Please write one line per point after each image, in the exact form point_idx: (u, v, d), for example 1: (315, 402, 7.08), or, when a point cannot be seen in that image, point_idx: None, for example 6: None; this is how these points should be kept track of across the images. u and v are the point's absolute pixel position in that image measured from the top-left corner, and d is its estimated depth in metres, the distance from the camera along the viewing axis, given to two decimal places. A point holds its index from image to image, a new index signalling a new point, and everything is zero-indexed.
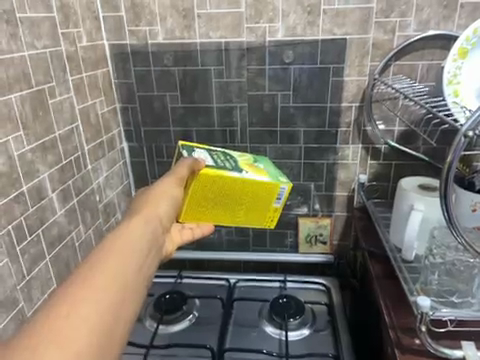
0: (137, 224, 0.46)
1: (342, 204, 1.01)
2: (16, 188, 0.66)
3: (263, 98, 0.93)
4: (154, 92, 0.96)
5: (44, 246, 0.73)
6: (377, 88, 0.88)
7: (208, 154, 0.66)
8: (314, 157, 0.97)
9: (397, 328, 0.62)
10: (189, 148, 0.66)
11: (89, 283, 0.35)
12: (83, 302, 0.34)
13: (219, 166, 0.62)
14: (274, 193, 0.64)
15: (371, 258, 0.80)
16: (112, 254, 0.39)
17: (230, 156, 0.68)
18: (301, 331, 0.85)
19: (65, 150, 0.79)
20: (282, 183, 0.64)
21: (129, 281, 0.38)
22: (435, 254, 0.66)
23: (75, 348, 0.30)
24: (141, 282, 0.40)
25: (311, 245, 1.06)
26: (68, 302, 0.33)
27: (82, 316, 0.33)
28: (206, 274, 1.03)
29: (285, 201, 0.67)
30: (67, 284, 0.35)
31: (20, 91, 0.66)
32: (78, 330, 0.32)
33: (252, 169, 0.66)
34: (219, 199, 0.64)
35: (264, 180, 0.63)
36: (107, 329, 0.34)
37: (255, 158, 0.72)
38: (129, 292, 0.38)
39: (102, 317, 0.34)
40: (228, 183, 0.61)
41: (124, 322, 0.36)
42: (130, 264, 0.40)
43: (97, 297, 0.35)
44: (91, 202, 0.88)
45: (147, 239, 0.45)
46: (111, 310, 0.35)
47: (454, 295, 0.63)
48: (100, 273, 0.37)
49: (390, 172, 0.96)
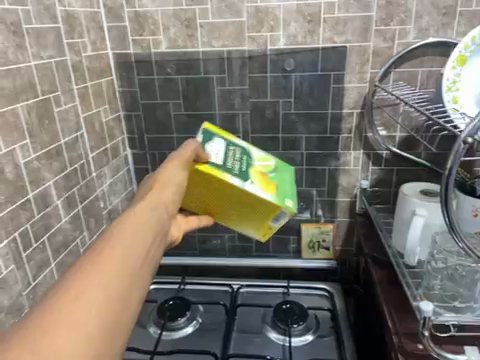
0: (144, 206, 0.46)
1: (344, 210, 1.02)
2: (23, 196, 0.67)
3: (265, 105, 0.94)
4: (157, 100, 0.98)
5: (49, 253, 0.74)
6: (377, 95, 0.89)
7: (223, 149, 0.67)
8: (316, 163, 0.98)
9: (400, 333, 0.62)
10: (208, 137, 0.68)
11: (97, 265, 0.36)
12: (92, 283, 0.34)
13: (225, 168, 0.63)
14: (274, 212, 0.65)
15: (374, 263, 0.81)
16: (122, 236, 0.40)
17: (247, 159, 0.69)
18: (305, 337, 0.85)
19: (71, 157, 0.80)
20: (283, 206, 0.64)
21: (137, 262, 0.39)
22: (437, 259, 0.66)
23: (86, 330, 0.31)
24: (149, 264, 0.41)
25: (314, 251, 1.06)
26: (78, 284, 0.34)
27: (91, 298, 0.33)
28: (210, 280, 1.03)
29: (283, 223, 0.67)
30: (76, 266, 0.35)
31: (27, 100, 0.68)
32: (89, 311, 0.32)
33: (262, 182, 0.66)
34: (218, 199, 0.65)
35: (266, 198, 0.63)
36: (116, 311, 0.34)
37: (275, 170, 0.72)
38: (139, 275, 0.39)
39: (111, 299, 0.34)
40: (228, 187, 0.62)
41: (133, 304, 0.37)
42: (137, 246, 0.40)
43: (106, 278, 0.35)
44: (95, 209, 0.89)
45: (154, 221, 0.45)
46: (120, 292, 0.35)
47: (456, 300, 0.63)
48: (110, 255, 0.37)
49: (392, 178, 0.97)
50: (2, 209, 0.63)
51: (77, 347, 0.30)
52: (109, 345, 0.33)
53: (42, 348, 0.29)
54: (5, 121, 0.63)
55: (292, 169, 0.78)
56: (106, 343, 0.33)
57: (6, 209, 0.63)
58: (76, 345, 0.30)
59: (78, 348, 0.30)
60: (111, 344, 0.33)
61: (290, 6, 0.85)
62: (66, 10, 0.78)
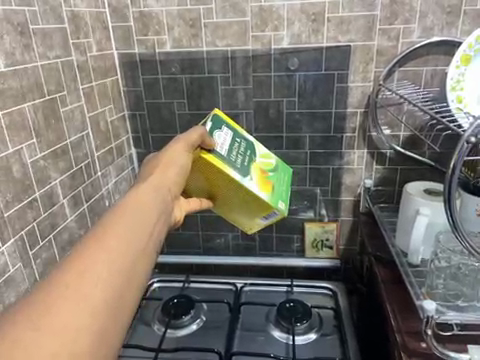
0: (147, 190, 0.47)
1: (348, 209, 1.02)
2: (29, 195, 0.68)
3: (269, 104, 0.95)
4: (161, 100, 0.98)
5: (56, 251, 0.75)
6: (381, 94, 0.89)
7: (230, 139, 0.66)
8: (319, 162, 0.98)
9: (403, 332, 0.62)
10: (218, 123, 0.67)
11: (101, 244, 0.37)
12: (96, 262, 0.35)
13: (228, 160, 0.63)
14: (266, 211, 0.67)
15: (377, 262, 0.81)
16: (126, 218, 0.41)
17: (251, 153, 0.69)
18: (308, 335, 0.86)
19: (76, 156, 0.81)
20: (276, 208, 0.66)
21: (140, 242, 0.40)
22: (440, 258, 0.66)
23: (90, 305, 0.32)
24: (152, 245, 0.42)
25: (318, 250, 1.06)
26: (81, 263, 0.35)
27: (96, 275, 0.34)
28: (214, 278, 1.04)
29: (272, 221, 0.70)
30: (80, 246, 0.36)
31: (33, 100, 0.68)
32: (94, 287, 0.33)
33: (260, 179, 0.67)
34: (216, 188, 0.66)
35: (262, 197, 0.64)
36: (120, 287, 0.35)
37: (275, 168, 0.72)
38: (143, 255, 0.40)
39: (115, 276, 0.35)
40: (227, 180, 0.63)
41: (137, 283, 0.38)
42: (140, 227, 0.41)
43: (110, 257, 0.36)
44: (100, 207, 0.90)
45: (156, 205, 0.46)
46: (124, 270, 0.36)
47: (459, 298, 0.63)
48: (114, 236, 0.38)
49: (396, 177, 0.97)
50: (10, 207, 0.64)
51: (83, 320, 0.31)
52: (114, 320, 0.34)
53: (49, 323, 0.30)
54: (12, 120, 0.64)
55: (291, 171, 0.79)
56: (111, 318, 0.34)
57: (13, 207, 0.64)
58: (82, 319, 0.31)
59: (84, 322, 0.31)
60: (116, 319, 0.34)
61: (294, 6, 0.85)
62: (72, 10, 0.79)
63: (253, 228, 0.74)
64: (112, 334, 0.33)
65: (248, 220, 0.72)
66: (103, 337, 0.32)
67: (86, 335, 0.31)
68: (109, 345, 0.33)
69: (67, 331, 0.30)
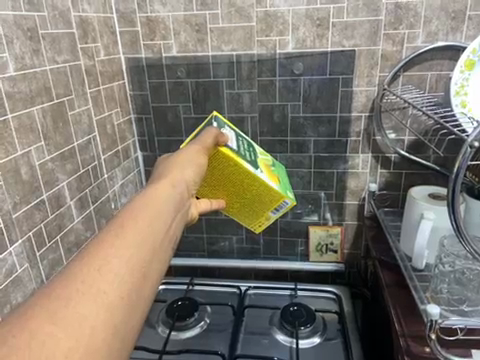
0: (164, 187, 0.48)
1: (352, 213, 1.02)
2: (37, 196, 0.69)
3: (273, 108, 0.95)
4: (167, 103, 0.99)
5: (62, 253, 0.76)
6: (386, 98, 0.90)
7: (235, 136, 0.69)
8: (324, 166, 0.99)
9: (407, 336, 0.62)
10: (220, 123, 0.69)
11: (119, 241, 0.37)
12: (113, 258, 0.36)
13: (241, 153, 0.66)
14: (277, 202, 0.70)
15: (381, 266, 0.80)
16: (143, 215, 0.42)
17: (254, 150, 0.72)
18: (312, 339, 0.86)
19: (83, 159, 0.82)
20: (287, 197, 0.70)
21: (156, 241, 0.41)
22: (445, 262, 0.66)
23: (105, 302, 0.33)
24: (166, 244, 0.43)
25: (322, 253, 1.06)
26: (99, 259, 0.35)
27: (113, 272, 0.35)
28: (218, 281, 1.04)
29: (282, 214, 0.73)
30: (100, 240, 0.37)
31: (42, 104, 0.70)
32: (111, 284, 0.34)
33: (268, 173, 0.70)
34: (228, 184, 0.67)
35: (275, 187, 0.68)
36: (136, 285, 0.36)
37: (274, 165, 0.77)
38: (157, 253, 0.40)
39: (131, 275, 0.36)
40: (243, 173, 0.65)
41: (151, 280, 0.39)
42: (158, 226, 0.42)
43: (128, 255, 0.37)
44: (106, 209, 0.91)
45: (173, 203, 0.47)
46: (140, 269, 0.37)
47: (464, 303, 0.63)
48: (132, 233, 0.39)
49: (401, 181, 0.97)
50: (18, 209, 0.65)
51: (99, 315, 0.32)
52: (128, 318, 0.34)
53: (66, 317, 0.30)
54: (21, 123, 0.65)
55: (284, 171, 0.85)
56: (124, 317, 0.34)
57: (21, 209, 0.65)
58: (97, 315, 0.32)
59: (99, 318, 0.32)
60: (130, 317, 0.34)
61: (299, 11, 0.86)
62: (80, 15, 0.80)
63: (262, 224, 0.76)
64: (125, 332, 0.34)
65: (258, 216, 0.74)
66: (116, 335, 0.33)
67: (100, 332, 0.31)
68: (121, 342, 0.33)
69: (83, 327, 0.30)
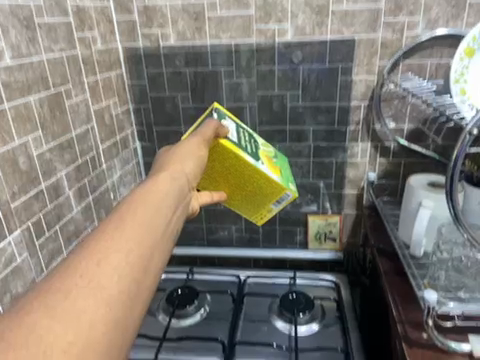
0: (164, 181, 0.48)
1: (351, 202, 1.02)
2: (36, 186, 0.69)
3: (272, 97, 0.95)
4: (166, 93, 0.99)
5: (61, 242, 0.76)
6: (385, 87, 0.89)
7: (235, 128, 0.69)
8: (323, 155, 0.98)
9: (405, 323, 0.62)
10: (221, 114, 0.69)
11: (119, 235, 0.38)
12: (112, 252, 0.36)
13: (240, 144, 0.65)
14: (278, 194, 0.70)
15: (380, 254, 0.80)
16: (143, 209, 0.42)
17: (255, 141, 0.72)
18: (311, 326, 0.87)
19: (81, 149, 0.81)
20: (289, 190, 0.69)
21: (156, 235, 0.41)
22: (442, 249, 0.67)
23: (105, 296, 0.33)
24: (166, 238, 0.43)
25: (320, 242, 1.07)
26: (99, 253, 0.35)
27: (112, 266, 0.35)
28: (218, 270, 1.05)
29: (284, 206, 0.73)
30: (99, 234, 0.37)
31: (39, 93, 0.69)
32: (110, 279, 0.34)
33: (269, 165, 0.70)
34: (230, 175, 0.68)
35: (276, 179, 0.67)
36: (136, 278, 0.36)
37: (276, 156, 0.77)
38: (157, 246, 0.41)
39: (131, 268, 0.36)
40: (242, 165, 0.65)
41: (152, 273, 0.39)
42: (157, 220, 0.42)
43: (127, 249, 0.37)
44: (106, 200, 0.91)
45: (172, 197, 0.47)
46: (139, 262, 0.37)
47: (461, 290, 0.62)
48: (131, 227, 0.39)
49: (399, 170, 0.97)
50: (16, 199, 0.65)
51: (99, 310, 0.32)
52: (128, 313, 0.34)
53: (65, 311, 0.30)
54: (18, 113, 0.65)
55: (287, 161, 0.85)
56: (124, 311, 0.34)
57: (19, 199, 0.65)
58: (97, 309, 0.32)
59: (98, 313, 0.32)
60: (130, 311, 0.35)
61: None
62: (76, 3, 0.79)
63: (264, 216, 0.77)
64: (126, 326, 0.34)
65: (260, 207, 0.75)
66: (116, 330, 0.33)
67: (100, 326, 0.31)
68: (122, 337, 0.33)
69: (82, 321, 0.30)
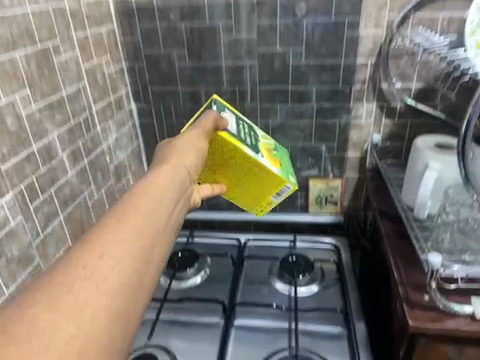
0: (164, 174, 0.48)
1: (354, 165, 1.00)
2: (26, 148, 0.65)
3: (274, 55, 0.89)
4: (161, 51, 0.93)
5: (57, 206, 0.73)
6: (394, 43, 0.84)
7: (235, 120, 0.70)
8: (326, 117, 0.94)
9: (406, 285, 0.62)
10: (220, 107, 0.70)
11: (121, 227, 0.38)
12: (114, 244, 0.36)
13: (240, 137, 0.66)
14: (278, 186, 0.70)
15: (382, 216, 0.79)
16: (144, 202, 0.42)
17: (255, 134, 0.73)
18: (310, 287, 0.87)
19: (73, 109, 0.78)
20: (289, 182, 0.70)
21: (157, 227, 0.40)
22: (449, 211, 0.66)
23: (107, 288, 0.33)
24: (169, 229, 0.43)
25: (321, 206, 1.05)
26: (101, 246, 0.35)
27: (115, 258, 0.35)
28: (218, 233, 1.04)
29: (284, 199, 0.73)
30: (101, 228, 0.37)
31: (25, 48, 0.65)
32: (112, 271, 0.34)
33: (269, 157, 0.70)
34: (229, 168, 0.69)
35: (275, 172, 0.68)
36: (139, 269, 0.36)
37: (275, 148, 0.77)
38: (160, 238, 0.41)
39: (133, 260, 0.36)
40: (243, 157, 0.66)
41: (155, 265, 0.39)
42: (159, 212, 0.42)
43: (129, 241, 0.37)
44: (102, 163, 0.87)
45: (173, 189, 0.47)
46: (142, 254, 0.37)
47: (466, 253, 0.62)
48: (133, 220, 0.39)
49: (405, 132, 0.93)
50: (6, 161, 0.62)
51: (101, 301, 0.32)
52: (131, 304, 0.34)
53: (67, 303, 0.30)
54: (3, 69, 0.61)
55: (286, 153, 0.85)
56: (127, 302, 0.34)
57: (10, 161, 0.62)
58: (99, 301, 0.32)
59: (100, 304, 0.32)
60: (133, 302, 0.34)
61: None
62: None
63: (264, 209, 0.77)
64: (129, 317, 0.34)
65: (260, 200, 0.74)
66: (119, 321, 0.32)
67: (102, 317, 0.31)
68: (125, 328, 0.33)
69: (84, 313, 0.30)
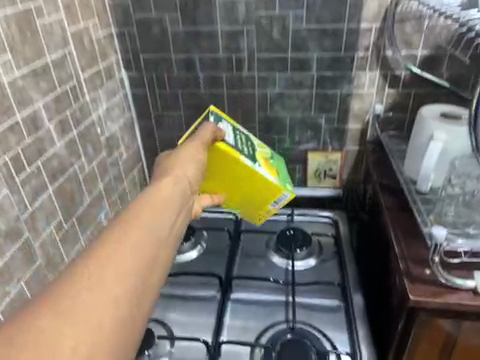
0: (168, 182, 0.48)
1: (355, 137, 0.96)
2: (10, 117, 0.62)
3: (273, 19, 0.84)
4: (152, 15, 0.87)
5: (46, 178, 0.69)
6: (401, 6, 0.79)
7: (232, 130, 0.69)
8: (327, 87, 0.90)
9: (407, 259, 0.60)
10: (217, 117, 0.69)
11: (125, 237, 0.38)
12: (118, 253, 0.36)
13: (237, 147, 0.66)
14: (275, 195, 0.70)
15: (382, 189, 0.77)
16: (148, 210, 0.42)
17: (252, 143, 0.72)
18: (307, 261, 0.86)
19: (60, 77, 0.73)
20: (286, 190, 0.70)
21: (159, 235, 0.40)
22: (454, 184, 0.65)
23: (111, 297, 0.33)
24: (173, 237, 0.43)
25: (320, 179, 1.03)
26: (106, 254, 0.36)
27: (119, 267, 0.35)
28: (214, 207, 1.01)
29: (282, 207, 0.72)
30: (102, 238, 0.37)
31: (4, 8, 0.60)
32: (116, 280, 0.34)
33: (266, 166, 0.70)
34: (226, 179, 0.68)
35: (272, 180, 0.68)
36: (142, 279, 0.36)
37: (273, 156, 0.76)
38: (164, 247, 0.40)
39: (138, 270, 0.36)
40: (240, 167, 0.65)
41: (158, 275, 0.39)
42: (163, 220, 0.42)
43: (134, 250, 0.37)
44: (92, 134, 0.83)
45: (176, 197, 0.47)
46: (146, 263, 0.37)
47: (470, 226, 0.61)
48: (137, 229, 0.39)
49: (409, 103, 0.90)
50: None
51: (104, 311, 0.32)
52: (134, 313, 0.34)
53: (72, 313, 0.31)
54: None
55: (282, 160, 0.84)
56: (131, 311, 0.34)
57: None
58: (103, 311, 0.32)
59: (104, 314, 0.32)
60: (137, 311, 0.35)
61: None
62: None
63: (262, 217, 0.76)
64: (132, 326, 0.34)
65: (258, 209, 0.74)
66: (122, 331, 0.33)
67: (105, 328, 0.32)
68: (130, 337, 0.34)
69: (88, 323, 0.31)
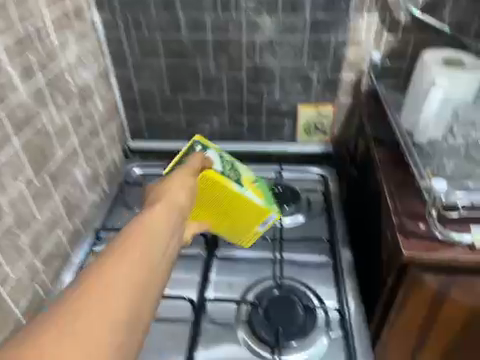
0: (159, 211, 0.47)
1: (348, 89, 0.91)
2: None
3: None
4: None
5: (10, 131, 0.62)
6: None
7: (218, 155, 0.69)
8: (321, 32, 0.83)
9: (401, 214, 0.58)
10: (203, 146, 0.69)
11: (109, 279, 0.38)
12: (100, 297, 0.37)
13: (224, 174, 0.65)
14: (261, 217, 0.68)
15: (376, 141, 0.73)
16: (134, 249, 0.42)
17: (237, 166, 0.71)
18: (296, 217, 0.84)
19: (20, 14, 0.64)
20: (272, 211, 0.68)
21: (143, 278, 0.40)
22: (456, 133, 0.63)
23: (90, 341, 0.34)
24: (161, 276, 0.43)
25: (310, 135, 0.98)
26: (87, 297, 0.37)
27: (99, 309, 0.36)
28: None
29: (268, 228, 0.71)
30: (85, 279, 0.38)
31: None
32: (95, 325, 0.35)
33: (252, 188, 0.69)
34: (213, 205, 0.67)
35: (259, 203, 0.67)
36: (125, 322, 0.37)
37: (258, 179, 0.74)
38: (149, 287, 0.41)
39: (118, 312, 0.37)
40: (227, 192, 0.65)
41: (144, 316, 0.39)
42: (148, 258, 0.42)
43: (115, 294, 0.38)
44: (62, 83, 0.75)
45: (166, 229, 0.46)
46: (129, 306, 0.38)
47: (469, 179, 0.58)
48: (121, 272, 0.39)
49: (407, 50, 0.84)
50: None
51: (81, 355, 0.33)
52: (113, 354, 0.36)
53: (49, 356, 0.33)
54: None
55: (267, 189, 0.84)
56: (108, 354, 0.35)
57: None
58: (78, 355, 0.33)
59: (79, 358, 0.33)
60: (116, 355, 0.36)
61: None
62: None
63: (250, 240, 0.73)
64: None
65: (246, 232, 0.71)
66: None
67: None
68: None
69: None
